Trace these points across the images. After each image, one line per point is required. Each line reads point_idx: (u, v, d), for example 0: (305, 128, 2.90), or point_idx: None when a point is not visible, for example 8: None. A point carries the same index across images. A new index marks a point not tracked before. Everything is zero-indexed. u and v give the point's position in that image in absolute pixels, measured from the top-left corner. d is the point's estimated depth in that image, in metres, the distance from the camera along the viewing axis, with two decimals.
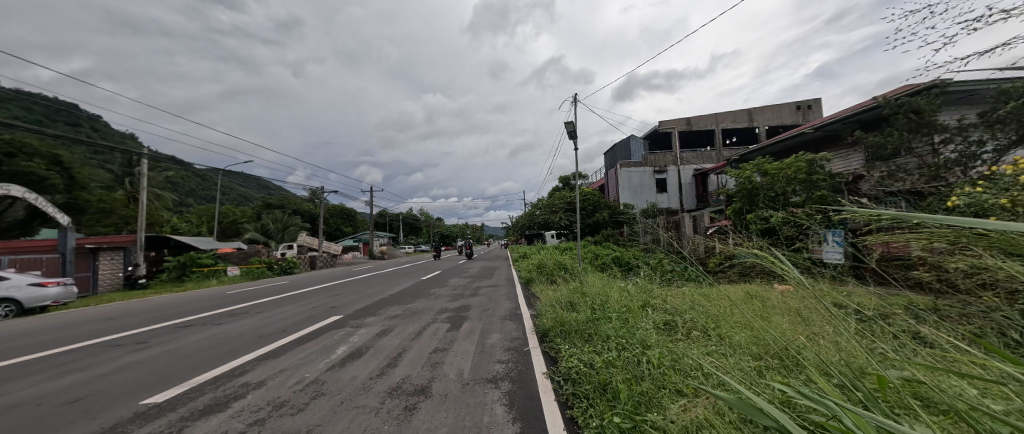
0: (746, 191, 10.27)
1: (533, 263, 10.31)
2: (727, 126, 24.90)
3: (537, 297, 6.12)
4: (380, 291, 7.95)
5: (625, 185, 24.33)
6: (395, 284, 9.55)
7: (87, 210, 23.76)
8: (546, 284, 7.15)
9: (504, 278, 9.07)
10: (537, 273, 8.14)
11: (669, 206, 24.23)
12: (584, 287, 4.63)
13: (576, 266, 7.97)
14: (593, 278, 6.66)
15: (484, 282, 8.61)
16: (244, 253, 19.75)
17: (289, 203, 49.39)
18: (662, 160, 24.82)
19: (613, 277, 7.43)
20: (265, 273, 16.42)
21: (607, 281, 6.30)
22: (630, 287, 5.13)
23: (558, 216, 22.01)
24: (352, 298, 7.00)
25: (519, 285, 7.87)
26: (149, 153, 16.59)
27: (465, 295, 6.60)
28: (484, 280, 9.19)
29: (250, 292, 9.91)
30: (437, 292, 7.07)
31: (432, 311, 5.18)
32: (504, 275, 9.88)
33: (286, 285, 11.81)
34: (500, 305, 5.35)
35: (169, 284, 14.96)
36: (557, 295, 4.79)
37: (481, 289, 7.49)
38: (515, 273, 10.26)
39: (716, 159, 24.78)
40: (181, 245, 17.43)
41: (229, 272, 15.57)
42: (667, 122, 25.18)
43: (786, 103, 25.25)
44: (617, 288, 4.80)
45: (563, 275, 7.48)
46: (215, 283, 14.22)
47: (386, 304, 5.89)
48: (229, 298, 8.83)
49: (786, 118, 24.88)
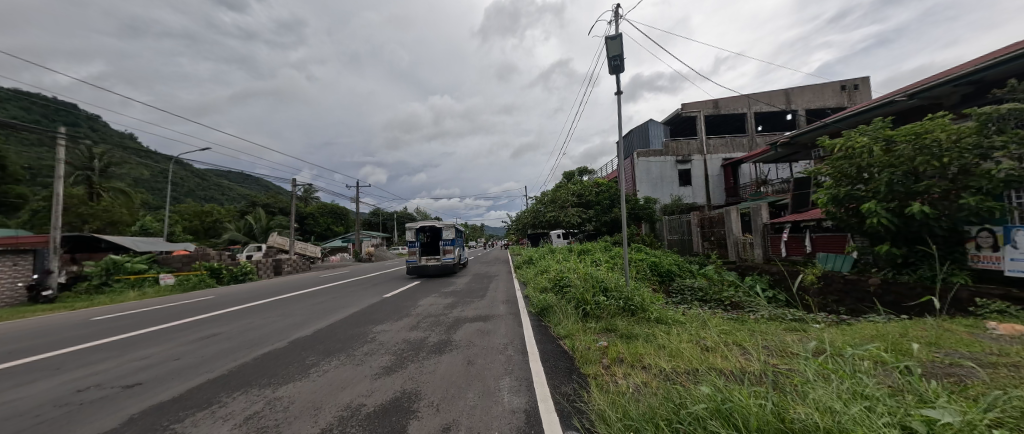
0: (845, 171, 7.33)
1: (545, 276, 7.21)
2: (761, 109, 21.60)
3: (570, 363, 2.94)
4: (308, 325, 4.69)
5: (643, 177, 21.18)
6: (353, 305, 6.31)
7: (18, 202, 20.74)
8: (578, 323, 4.01)
9: (502, 301, 5.85)
10: (555, 297, 4.93)
11: (694, 201, 21.12)
12: (770, 399, 1.45)
13: (623, 284, 4.83)
14: (679, 339, 3.51)
15: (471, 307, 5.41)
16: (191, 256, 15.23)
17: (274, 202, 46.49)
18: (685, 148, 21.59)
19: (702, 323, 4.21)
20: (208, 280, 13.12)
21: (709, 352, 3.16)
22: (842, 367, 1.92)
23: (567, 211, 18.75)
24: (226, 345, 3.79)
25: (525, 315, 4.70)
26: (67, 132, 13.62)
27: (427, 348, 3.38)
28: (473, 301, 5.99)
29: (146, 316, 6.75)
30: (380, 337, 3.86)
31: (310, 428, 1.94)
32: (505, 293, 6.72)
33: (224, 302, 8.63)
34: (494, 410, 2.08)
35: (82, 296, 11.77)
36: (656, 406, 1.72)
37: (462, 326, 4.28)
38: (519, 290, 7.10)
39: (748, 147, 21.51)
40: (115, 245, 14.78)
41: (163, 280, 12.49)
42: (690, 105, 21.95)
43: (828, 83, 21.87)
44: (836, 382, 1.65)
45: (604, 306, 4.29)
46: (134, 297, 11.09)
47: (249, 380, 2.68)
48: (76, 329, 5.56)
49: (829, 101, 21.52)
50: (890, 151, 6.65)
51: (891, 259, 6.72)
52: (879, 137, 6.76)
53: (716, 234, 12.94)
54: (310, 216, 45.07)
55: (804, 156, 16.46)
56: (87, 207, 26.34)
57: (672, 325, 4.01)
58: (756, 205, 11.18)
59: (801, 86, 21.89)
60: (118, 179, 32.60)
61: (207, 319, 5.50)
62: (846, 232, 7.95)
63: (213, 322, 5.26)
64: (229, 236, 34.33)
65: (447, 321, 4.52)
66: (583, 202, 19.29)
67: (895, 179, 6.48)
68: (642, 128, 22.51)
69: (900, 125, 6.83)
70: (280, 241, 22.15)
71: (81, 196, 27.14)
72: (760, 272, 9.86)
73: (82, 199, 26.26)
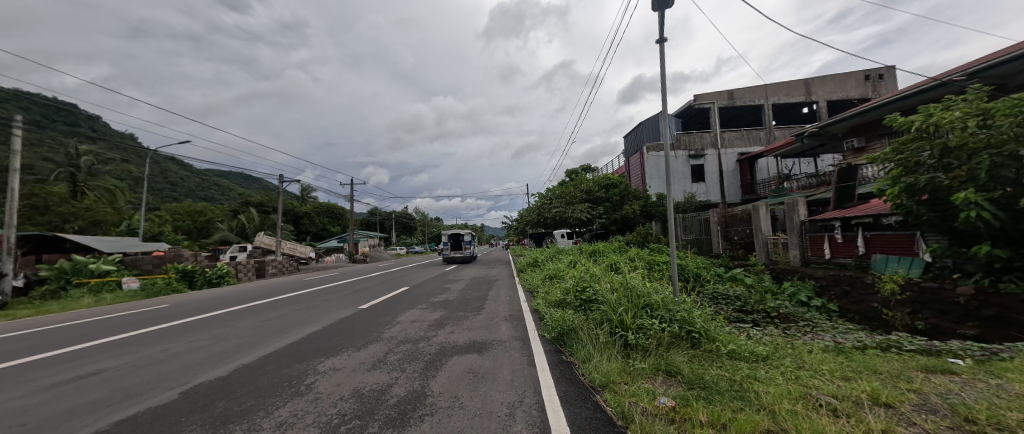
0: (922, 156, 5.99)
1: (557, 284, 5.93)
2: (780, 100, 20.26)
3: None
4: (235, 356, 3.36)
5: (652, 172, 19.89)
6: (318, 320, 5.01)
7: None
8: (615, 360, 2.70)
9: (503, 317, 4.53)
10: (577, 315, 3.65)
11: (708, 199, 19.85)
12: None
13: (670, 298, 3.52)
14: (785, 394, 2.23)
15: (463, 327, 4.08)
16: (165, 258, 13.87)
17: (268, 201, 45.20)
18: (698, 142, 20.27)
19: (791, 357, 2.94)
20: (178, 285, 11.84)
21: (854, 424, 1.88)
22: None
23: (574, 208, 17.38)
24: (76, 402, 2.44)
25: (536, 342, 3.38)
26: (24, 121, 12.22)
27: (381, 416, 2.04)
28: (467, 317, 4.69)
29: (64, 330, 5.45)
30: (318, 384, 2.53)
31: None
32: (508, 306, 5.39)
33: (178, 309, 7.33)
34: None
35: (32, 301, 10.44)
36: None
37: (448, 363, 2.95)
38: (525, 300, 5.83)
39: (766, 140, 20.19)
40: (79, 245, 13.59)
41: (127, 284, 11.20)
42: (704, 96, 20.64)
43: (851, 72, 20.56)
44: None
45: (649, 330, 3.00)
46: (86, 305, 9.71)
47: None
48: None
49: (851, 91, 20.21)
50: (992, 127, 5.34)
51: (989, 264, 5.43)
52: (972, 112, 5.45)
53: (741, 233, 11.66)
54: (305, 216, 43.83)
55: (832, 149, 15.16)
56: (69, 205, 24.93)
57: (755, 364, 2.73)
58: (792, 201, 9.87)
59: (822, 75, 20.56)
60: (106, 177, 31.32)
61: (117, 341, 4.19)
62: (916, 232, 6.73)
63: (118, 345, 3.93)
64: (220, 236, 33.10)
65: (428, 353, 3.19)
66: (590, 199, 18.03)
67: (997, 163, 5.19)
68: (651, 120, 21.16)
69: (999, 97, 5.54)
70: (267, 241, 20.74)
71: (63, 193, 25.75)
72: (800, 276, 8.56)
73: (64, 196, 24.85)
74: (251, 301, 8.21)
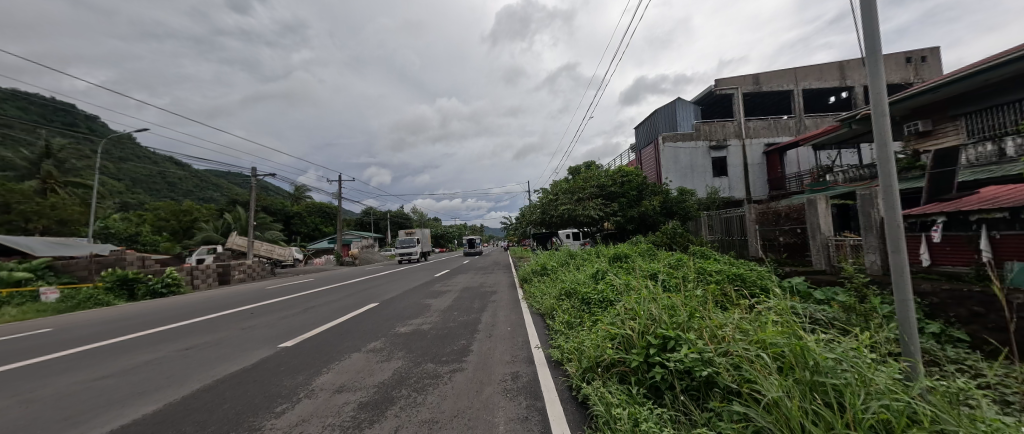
0: None
1: (585, 312, 3.82)
2: (812, 85, 18.18)
3: None
4: None
5: (669, 165, 17.88)
6: (188, 376, 2.92)
7: None
8: None
9: (501, 385, 2.45)
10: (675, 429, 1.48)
11: (732, 194, 17.87)
12: None
13: (928, 400, 1.36)
14: None
15: (419, 423, 2.00)
16: (105, 264, 11.77)
17: None
18: (720, 131, 18.20)
19: None
20: (108, 297, 9.70)
21: None
22: None
23: (585, 205, 15.33)
24: None
25: None
26: None
27: None
28: (437, 381, 2.62)
29: None
30: None
31: None
32: (508, 351, 3.31)
33: (49, 338, 5.14)
34: None
35: None
36: None
37: None
38: (535, 338, 3.75)
39: (796, 130, 18.14)
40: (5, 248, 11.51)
41: (44, 296, 9.21)
42: (726, 81, 18.57)
43: (890, 54, 18.49)
44: None
45: None
46: None
47: None
48: None
49: (891, 75, 18.16)
50: None
51: None
52: None
53: (788, 234, 9.42)
54: (297, 216, 42.03)
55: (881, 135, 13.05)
56: (32, 204, 22.66)
57: None
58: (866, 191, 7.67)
59: (858, 58, 18.47)
60: (82, 173, 29.21)
61: None
62: None
63: None
64: (203, 236, 31.16)
65: None
66: (603, 195, 15.93)
67: None
68: (667, 108, 19.08)
69: None
70: (241, 243, 18.65)
71: (28, 190, 23.53)
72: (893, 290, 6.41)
73: (29, 194, 22.70)
74: (165, 323, 6.09)
